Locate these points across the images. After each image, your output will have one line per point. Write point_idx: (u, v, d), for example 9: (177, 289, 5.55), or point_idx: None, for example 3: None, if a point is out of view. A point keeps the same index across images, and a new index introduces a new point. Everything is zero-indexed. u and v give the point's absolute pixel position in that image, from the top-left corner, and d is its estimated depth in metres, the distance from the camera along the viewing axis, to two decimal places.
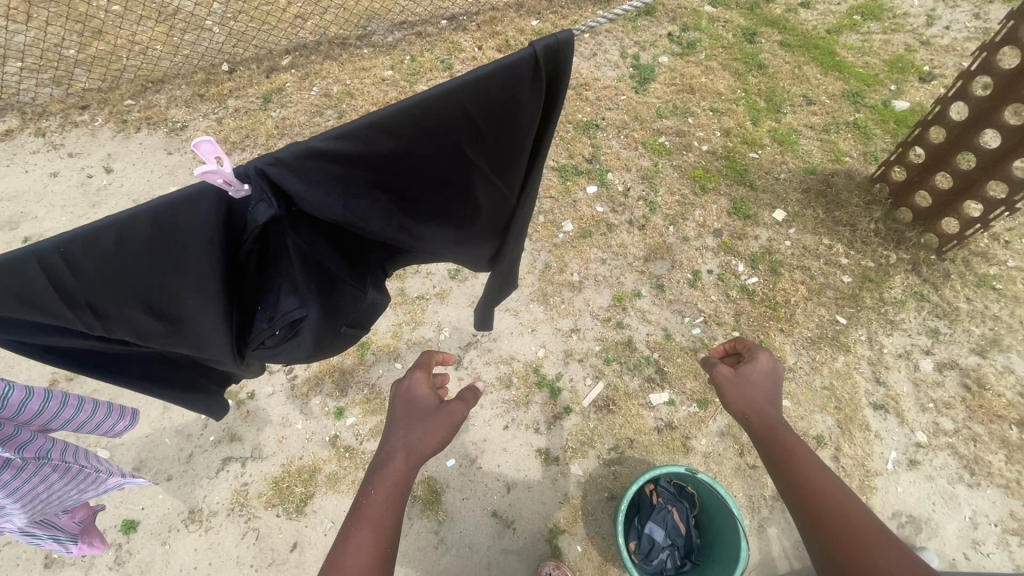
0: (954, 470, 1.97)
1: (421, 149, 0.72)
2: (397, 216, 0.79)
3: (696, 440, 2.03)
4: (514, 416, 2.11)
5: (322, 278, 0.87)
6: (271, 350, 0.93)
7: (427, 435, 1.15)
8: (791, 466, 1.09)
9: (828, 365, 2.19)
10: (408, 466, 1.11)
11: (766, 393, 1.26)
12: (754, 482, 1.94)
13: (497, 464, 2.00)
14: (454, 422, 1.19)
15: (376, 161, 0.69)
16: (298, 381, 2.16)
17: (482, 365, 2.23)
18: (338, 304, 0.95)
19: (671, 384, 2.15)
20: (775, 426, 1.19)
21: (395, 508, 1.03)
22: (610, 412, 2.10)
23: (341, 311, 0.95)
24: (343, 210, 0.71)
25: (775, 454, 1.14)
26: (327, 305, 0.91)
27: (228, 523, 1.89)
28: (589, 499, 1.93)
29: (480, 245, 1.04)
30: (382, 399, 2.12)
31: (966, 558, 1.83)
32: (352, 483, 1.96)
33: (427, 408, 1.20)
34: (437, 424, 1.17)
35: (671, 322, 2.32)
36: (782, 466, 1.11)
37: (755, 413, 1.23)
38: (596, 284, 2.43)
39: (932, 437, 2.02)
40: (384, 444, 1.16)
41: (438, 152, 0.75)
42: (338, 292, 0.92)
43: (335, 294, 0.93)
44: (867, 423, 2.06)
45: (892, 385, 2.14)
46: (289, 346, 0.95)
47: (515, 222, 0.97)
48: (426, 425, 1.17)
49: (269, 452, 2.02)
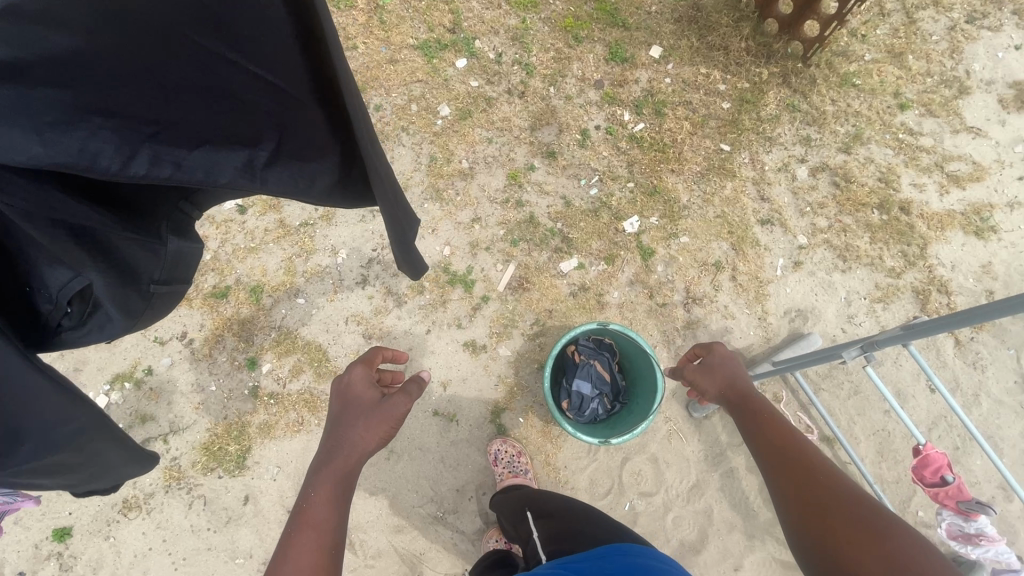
0: (829, 261, 2.19)
1: (128, 43, 0.61)
2: (140, 145, 0.67)
3: (610, 295, 2.11)
4: (434, 319, 2.08)
5: (87, 245, 0.84)
6: (75, 331, 0.94)
7: (368, 432, 1.16)
8: (762, 431, 1.19)
9: (718, 194, 2.27)
10: (351, 465, 1.13)
11: (729, 369, 1.37)
12: (666, 318, 2.09)
13: (428, 368, 2.02)
14: (397, 416, 1.20)
15: (48, 59, 0.57)
16: (196, 345, 1.99)
17: (389, 278, 2.13)
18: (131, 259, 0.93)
19: (579, 249, 2.17)
20: (747, 397, 1.29)
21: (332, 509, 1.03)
22: (526, 291, 2.12)
23: (136, 274, 0.95)
24: (40, 144, 0.59)
25: (750, 420, 1.23)
26: (111, 271, 0.89)
27: (170, 499, 1.83)
28: (522, 374, 2.01)
29: (319, 174, 0.85)
30: (293, 338, 2.02)
31: (843, 332, 2.12)
32: (287, 426, 1.92)
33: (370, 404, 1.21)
34: (380, 418, 1.18)
35: (568, 188, 2.28)
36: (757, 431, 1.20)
37: (728, 390, 1.34)
38: (487, 167, 2.30)
39: (811, 238, 2.22)
40: (328, 442, 1.16)
41: (151, 37, 0.62)
42: (120, 255, 0.90)
43: (122, 259, 0.91)
44: (756, 239, 2.21)
45: (775, 199, 2.27)
46: (96, 323, 0.97)
47: (329, 128, 0.80)
48: (369, 421, 1.17)
49: (189, 422, 1.90)
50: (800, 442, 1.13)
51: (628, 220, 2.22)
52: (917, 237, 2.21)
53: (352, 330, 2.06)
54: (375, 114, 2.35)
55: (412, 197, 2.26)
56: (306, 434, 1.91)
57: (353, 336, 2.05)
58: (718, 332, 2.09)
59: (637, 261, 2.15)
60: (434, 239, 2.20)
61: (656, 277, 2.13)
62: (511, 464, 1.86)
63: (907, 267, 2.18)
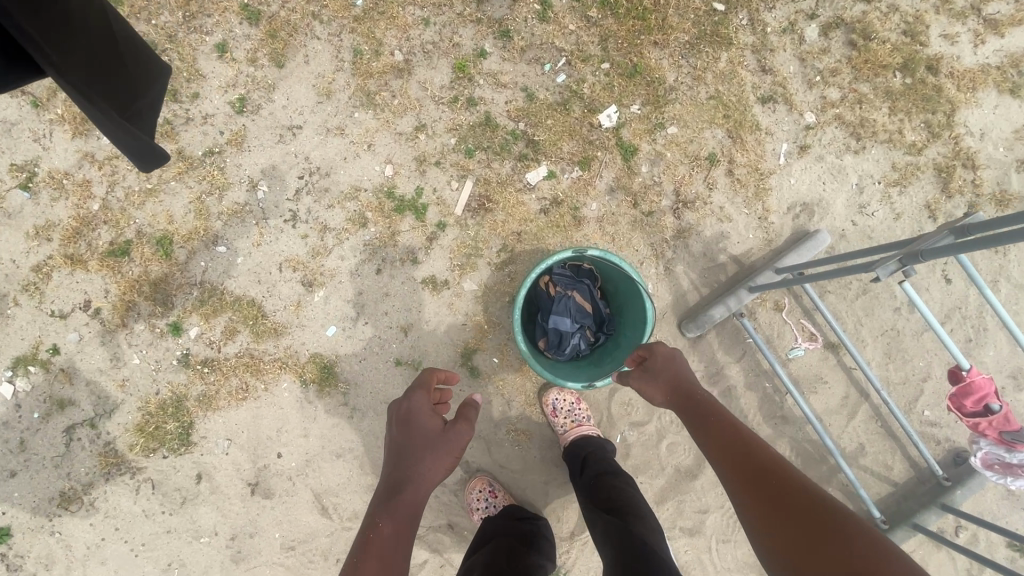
0: (841, 142, 1.87)
1: None
2: None
3: (587, 208, 1.80)
4: (384, 255, 1.77)
5: None
6: None
7: (436, 462, 1.22)
8: (721, 440, 1.10)
9: (711, 69, 1.87)
10: (419, 495, 1.18)
11: (682, 371, 1.28)
12: (654, 228, 1.80)
13: (384, 314, 1.75)
14: (461, 447, 1.27)
15: None
16: (103, 315, 1.67)
17: (324, 211, 1.78)
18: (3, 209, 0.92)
19: (547, 155, 1.81)
20: (701, 399, 1.21)
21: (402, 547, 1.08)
22: (488, 212, 1.79)
23: None
24: None
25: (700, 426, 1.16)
26: None
27: (114, 487, 1.65)
28: (492, 309, 1.76)
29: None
30: (220, 295, 1.71)
31: (853, 225, 1.86)
32: (230, 395, 1.69)
33: (437, 430, 1.26)
34: (447, 447, 1.24)
35: (529, 77, 1.85)
36: (711, 438, 1.13)
37: (680, 393, 1.25)
38: (426, 58, 1.84)
39: (821, 115, 1.87)
40: (395, 471, 1.20)
41: None
42: None
43: None
44: (757, 123, 1.86)
45: (779, 68, 1.87)
46: None
47: None
48: (436, 450, 1.23)
49: (116, 403, 1.66)
50: (762, 448, 1.07)
51: (604, 112, 1.82)
52: (944, 102, 1.87)
53: (287, 278, 1.74)
54: None
55: (338, 105, 1.83)
56: (253, 401, 1.69)
57: (290, 285, 1.74)
58: (713, 239, 1.82)
59: (617, 162, 1.81)
60: (372, 157, 1.81)
61: (640, 180, 1.80)
62: (573, 413, 1.70)
63: (930, 141, 1.87)
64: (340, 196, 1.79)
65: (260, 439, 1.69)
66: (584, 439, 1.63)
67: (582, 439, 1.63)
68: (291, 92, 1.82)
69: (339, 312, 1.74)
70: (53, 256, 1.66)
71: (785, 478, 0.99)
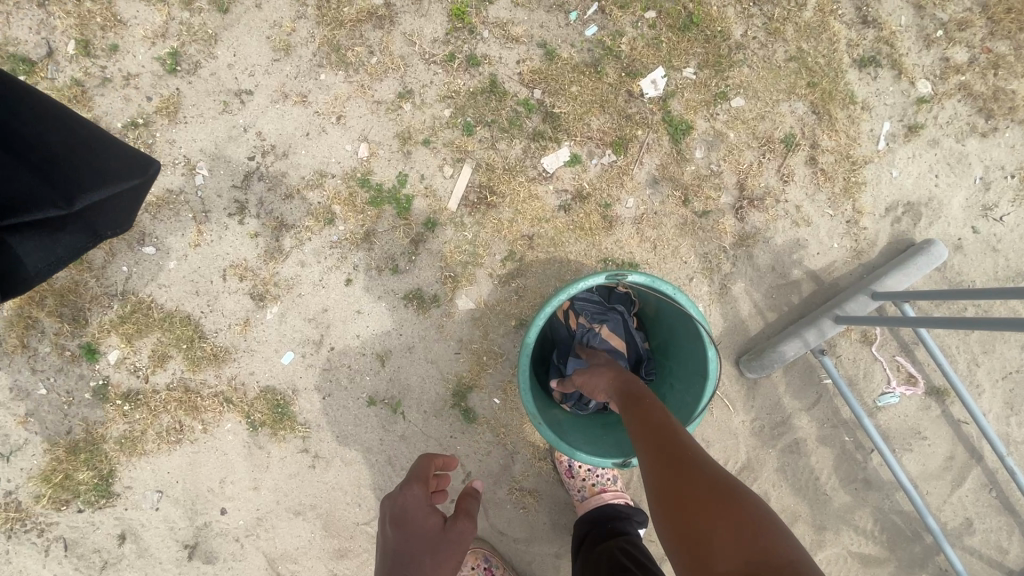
0: (965, 121, 1.40)
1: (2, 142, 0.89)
2: None
3: (621, 205, 1.37)
4: (356, 262, 1.37)
5: None
6: None
7: (439, 568, 0.86)
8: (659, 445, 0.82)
9: (793, 20, 1.40)
10: None
11: (621, 373, 1.02)
12: (708, 233, 1.37)
13: (355, 337, 1.37)
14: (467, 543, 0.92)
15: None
16: (1, 332, 1.32)
17: (281, 204, 1.38)
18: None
19: (570, 133, 1.37)
20: (637, 395, 0.95)
21: None
22: (491, 208, 1.37)
23: None
24: None
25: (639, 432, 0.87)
26: None
27: (18, 546, 1.33)
28: (493, 335, 1.37)
29: None
30: (147, 310, 1.34)
31: (974, 233, 1.41)
32: (159, 438, 1.33)
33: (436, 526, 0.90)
34: (449, 549, 0.89)
35: (549, 29, 1.40)
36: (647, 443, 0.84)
37: (618, 390, 0.98)
38: (415, 1, 1.40)
39: (940, 84, 1.40)
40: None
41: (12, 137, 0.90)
42: None
43: None
44: (852, 94, 1.39)
45: (886, 19, 1.40)
46: None
47: None
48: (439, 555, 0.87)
49: (17, 442, 1.32)
50: (706, 460, 0.79)
51: (649, 76, 1.37)
52: None
53: (233, 289, 1.36)
54: None
55: (299, 65, 1.40)
56: (189, 445, 1.33)
57: (236, 298, 1.36)
58: (785, 249, 1.39)
59: (662, 144, 1.37)
60: (342, 133, 1.39)
61: (692, 169, 1.37)
62: (595, 473, 1.32)
63: None
64: (301, 184, 1.38)
65: (198, 492, 1.34)
66: (609, 509, 1.25)
67: (608, 509, 1.26)
68: (240, 46, 1.40)
69: (297, 334, 1.36)
70: None
71: (733, 503, 0.70)
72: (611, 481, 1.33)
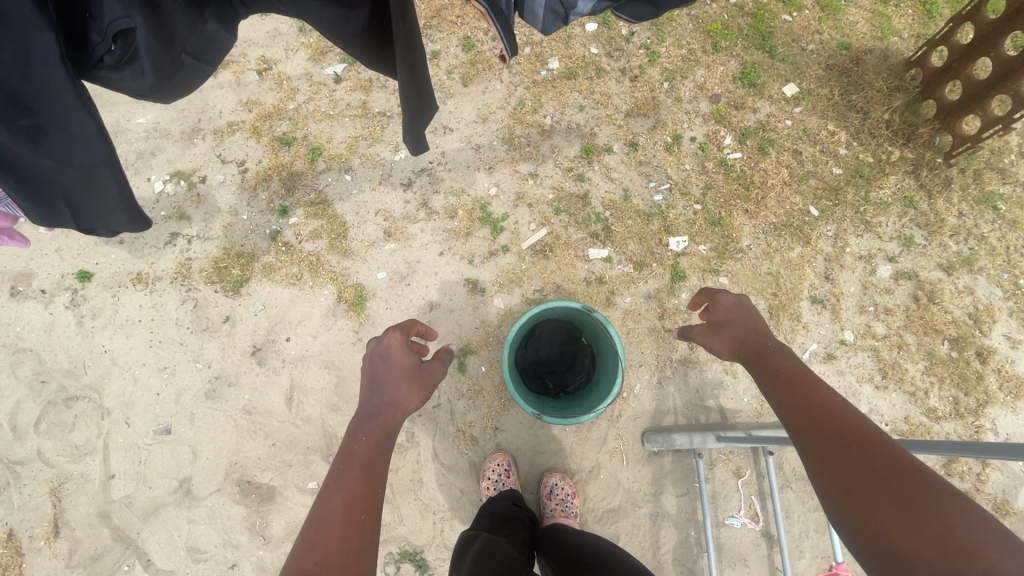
0: (867, 370, 1.99)
1: None
2: None
3: (621, 297, 2.06)
4: (452, 245, 2.11)
5: None
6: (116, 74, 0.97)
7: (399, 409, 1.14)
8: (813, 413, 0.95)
9: (782, 253, 2.10)
10: (377, 443, 1.06)
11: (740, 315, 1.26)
12: (667, 343, 2.00)
13: (425, 286, 2.06)
14: (431, 377, 1.23)
15: None
16: (249, 175, 2.16)
17: (431, 192, 2.18)
18: (170, 25, 0.95)
19: (614, 243, 2.12)
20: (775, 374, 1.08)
21: (372, 464, 1.01)
22: (544, 258, 2.10)
23: (174, 34, 0.96)
24: None
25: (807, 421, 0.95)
26: (154, 19, 0.91)
27: (171, 289, 2.03)
28: (504, 327, 2.02)
29: None
30: (327, 205, 2.13)
31: None
32: (285, 277, 2.04)
33: (412, 364, 1.22)
34: (420, 377, 1.20)
35: (635, 183, 2.20)
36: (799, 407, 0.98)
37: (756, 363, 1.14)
38: (567, 132, 2.28)
39: (859, 338, 2.01)
40: (362, 411, 1.13)
41: None
42: (164, 5, 0.91)
43: (165, 11, 0.93)
44: (798, 313, 2.04)
45: (840, 283, 2.07)
46: (134, 69, 0.98)
47: None
48: (416, 381, 1.19)
49: (214, 234, 2.09)
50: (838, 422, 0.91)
51: (676, 237, 2.12)
52: (978, 389, 1.96)
53: (376, 221, 2.13)
54: (489, 41, 2.36)
55: (487, 130, 2.27)
56: (298, 289, 2.03)
57: (375, 227, 2.12)
58: (711, 382, 1.98)
59: (664, 277, 2.07)
60: (487, 175, 2.21)
61: (675, 301, 2.05)
62: (498, 481, 1.81)
63: (952, 416, 1.94)
64: (449, 189, 2.18)
65: (283, 319, 2.01)
66: (511, 499, 1.64)
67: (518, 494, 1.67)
68: (462, 106, 2.29)
69: (394, 264, 2.08)
70: (247, 123, 2.22)
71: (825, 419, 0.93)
72: (514, 481, 1.81)
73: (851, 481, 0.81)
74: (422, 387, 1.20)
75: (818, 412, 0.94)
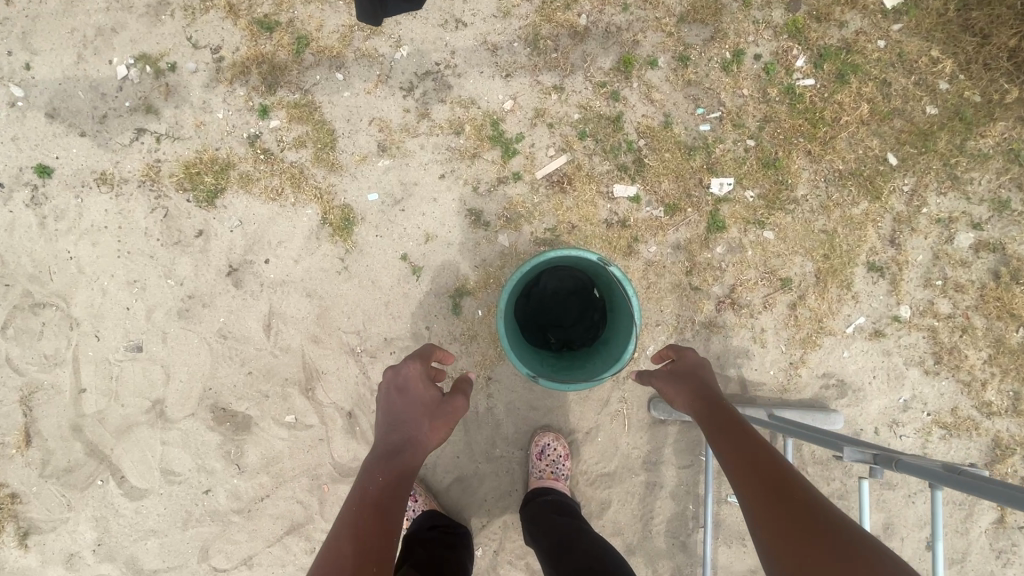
0: (919, 352, 1.73)
1: None
2: None
3: (644, 245, 1.78)
4: (454, 168, 1.81)
5: None
6: None
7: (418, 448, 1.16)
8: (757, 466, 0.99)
9: (843, 208, 1.77)
10: (394, 482, 1.07)
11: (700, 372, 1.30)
12: (690, 302, 1.76)
13: (421, 213, 1.80)
14: (452, 415, 1.25)
15: None
16: (224, 65, 1.83)
17: (435, 102, 1.84)
18: None
19: (644, 181, 1.80)
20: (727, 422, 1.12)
21: (388, 505, 1.02)
22: (561, 191, 1.81)
23: None
24: None
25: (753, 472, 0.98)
26: None
27: (138, 194, 1.81)
28: (506, 268, 1.78)
29: None
30: (312, 108, 1.83)
31: (874, 432, 1.75)
32: (264, 191, 1.80)
33: (432, 397, 1.26)
34: (438, 414, 1.23)
35: (678, 108, 1.83)
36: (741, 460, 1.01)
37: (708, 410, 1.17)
38: (605, 36, 1.85)
39: (916, 315, 1.73)
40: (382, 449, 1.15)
41: None
42: None
43: None
44: (850, 281, 1.75)
45: (907, 249, 1.75)
46: None
47: None
48: (437, 418, 1.22)
49: (185, 134, 1.82)
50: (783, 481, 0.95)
51: (720, 178, 1.79)
52: None
53: (369, 132, 1.82)
54: None
55: (508, 28, 1.85)
56: (278, 206, 1.80)
57: (368, 139, 1.82)
58: (734, 350, 1.75)
59: (699, 226, 1.77)
60: (503, 85, 1.84)
61: (707, 255, 1.77)
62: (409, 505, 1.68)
63: (1007, 412, 1.71)
64: (457, 99, 1.84)
65: (261, 239, 1.79)
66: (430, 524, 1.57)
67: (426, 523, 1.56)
68: None
69: (387, 185, 1.81)
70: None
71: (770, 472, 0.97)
72: (426, 503, 1.66)
73: (789, 541, 0.85)
74: (442, 424, 1.23)
75: (764, 466, 0.97)
